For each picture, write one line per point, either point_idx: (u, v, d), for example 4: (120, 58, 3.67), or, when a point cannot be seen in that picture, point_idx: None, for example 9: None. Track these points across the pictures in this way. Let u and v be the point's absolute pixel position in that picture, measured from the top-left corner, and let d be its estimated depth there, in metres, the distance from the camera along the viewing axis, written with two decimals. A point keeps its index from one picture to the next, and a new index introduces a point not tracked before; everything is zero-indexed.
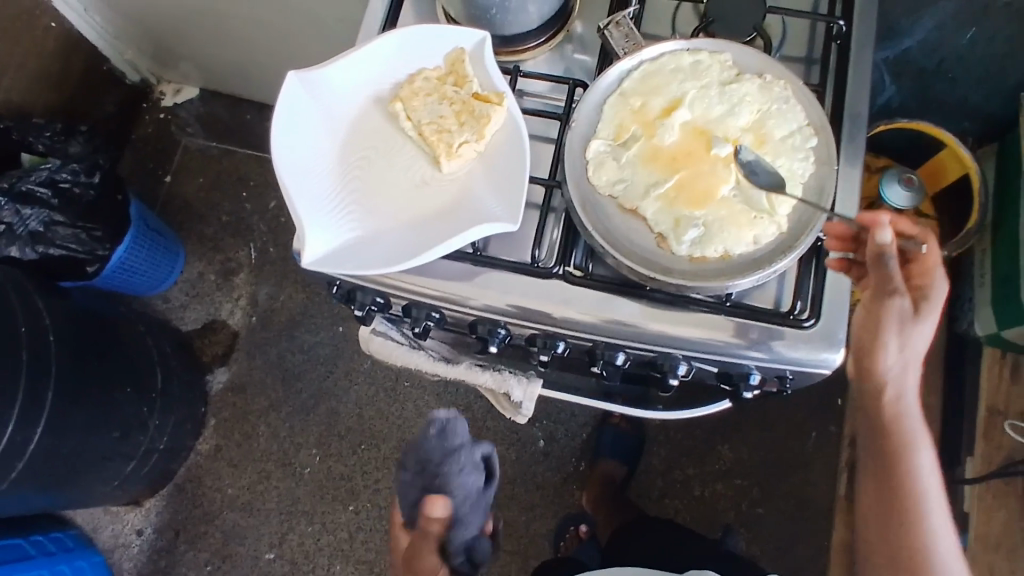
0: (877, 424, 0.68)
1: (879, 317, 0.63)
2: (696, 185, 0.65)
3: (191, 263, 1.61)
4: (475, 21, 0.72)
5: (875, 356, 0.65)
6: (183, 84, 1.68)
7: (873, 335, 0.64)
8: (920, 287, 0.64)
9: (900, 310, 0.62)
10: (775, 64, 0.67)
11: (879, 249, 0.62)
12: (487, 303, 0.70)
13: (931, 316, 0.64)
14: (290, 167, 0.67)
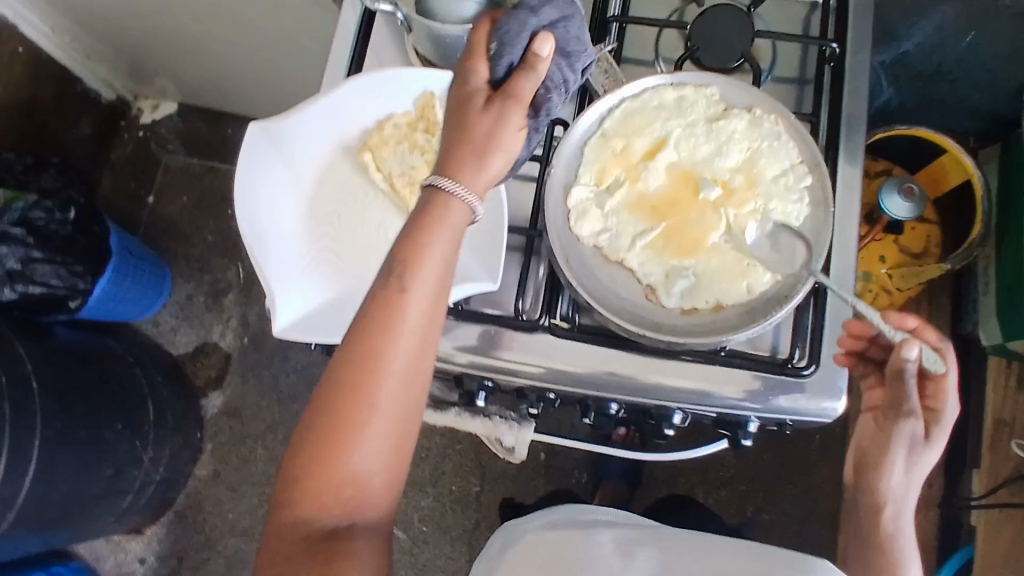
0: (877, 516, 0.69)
1: (889, 435, 0.67)
2: (684, 233, 0.62)
3: (180, 285, 1.58)
4: (446, 59, 0.68)
5: (881, 469, 0.68)
6: (161, 100, 1.64)
7: (881, 451, 0.68)
8: (933, 406, 0.67)
9: (911, 431, 0.66)
10: (765, 98, 0.64)
11: (899, 366, 0.63)
12: (470, 361, 0.66)
13: (940, 436, 0.67)
14: (254, 230, 0.63)
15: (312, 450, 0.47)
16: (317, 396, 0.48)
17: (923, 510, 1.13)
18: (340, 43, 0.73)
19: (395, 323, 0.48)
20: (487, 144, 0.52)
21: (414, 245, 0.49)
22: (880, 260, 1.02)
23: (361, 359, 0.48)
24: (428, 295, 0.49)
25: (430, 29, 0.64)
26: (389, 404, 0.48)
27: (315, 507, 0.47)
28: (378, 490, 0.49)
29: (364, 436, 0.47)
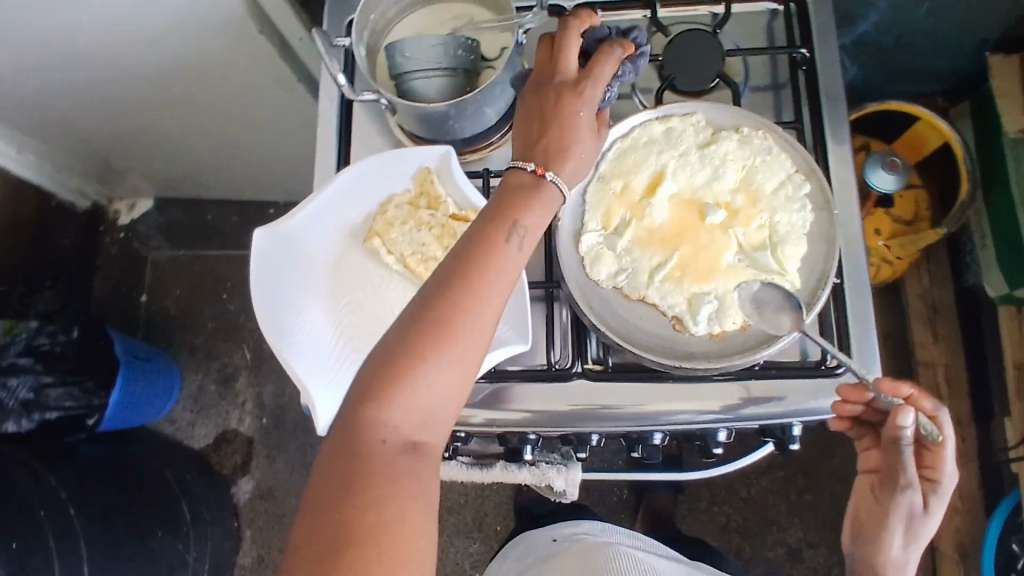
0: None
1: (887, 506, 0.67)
2: (699, 260, 0.63)
3: (189, 378, 1.57)
4: (435, 132, 0.70)
5: (881, 538, 0.68)
6: (136, 199, 1.62)
7: (880, 521, 0.68)
8: (932, 475, 0.67)
9: (908, 502, 0.66)
10: (750, 115, 0.66)
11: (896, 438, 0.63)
12: (513, 420, 0.67)
13: (940, 502, 0.67)
14: (278, 334, 0.63)
15: (412, 359, 0.49)
16: (425, 310, 0.51)
17: (963, 463, 1.15)
18: (325, 134, 0.75)
19: (502, 264, 0.53)
20: (589, 159, 0.60)
21: (524, 208, 0.55)
22: (876, 233, 1.05)
23: (473, 286, 0.52)
24: (527, 254, 0.55)
25: (416, 109, 0.66)
26: (486, 340, 0.52)
27: (399, 413, 0.49)
28: (448, 418, 0.51)
29: (459, 363, 0.51)
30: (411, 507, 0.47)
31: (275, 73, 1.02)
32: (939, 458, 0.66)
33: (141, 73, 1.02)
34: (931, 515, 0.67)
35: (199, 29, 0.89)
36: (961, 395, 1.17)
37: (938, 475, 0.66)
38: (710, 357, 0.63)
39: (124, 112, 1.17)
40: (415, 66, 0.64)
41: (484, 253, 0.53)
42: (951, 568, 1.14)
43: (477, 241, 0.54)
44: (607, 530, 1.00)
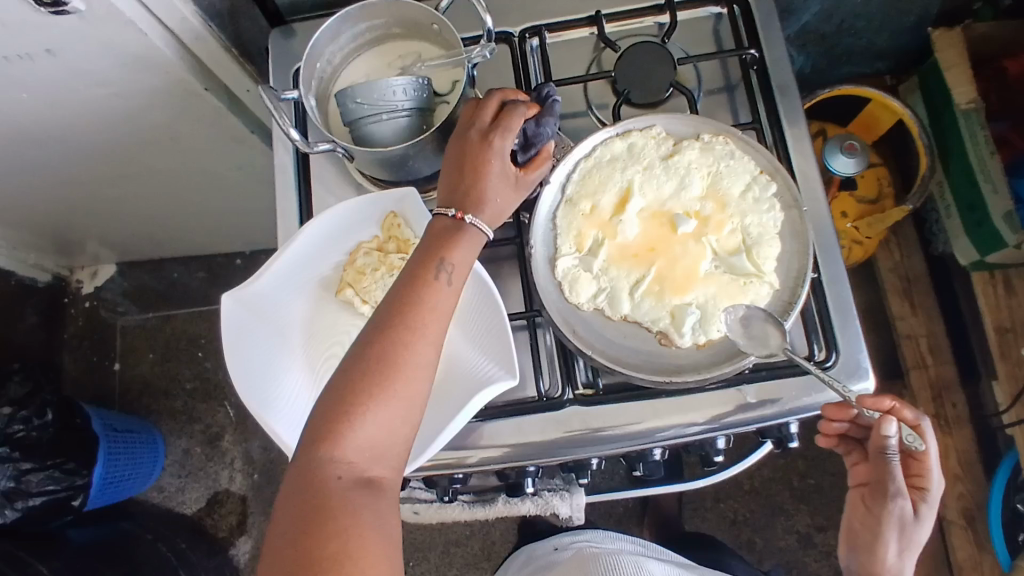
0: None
1: (880, 515, 0.68)
2: (676, 272, 0.63)
3: (173, 443, 1.52)
4: (395, 172, 0.69)
5: (876, 549, 0.69)
6: (98, 265, 1.60)
7: (874, 532, 0.69)
8: (922, 484, 0.68)
9: (900, 511, 0.67)
10: (709, 122, 0.66)
11: (881, 447, 0.64)
12: (512, 455, 0.66)
13: (931, 512, 0.69)
14: (261, 401, 0.61)
15: (355, 395, 0.51)
16: (364, 349, 0.53)
17: (956, 430, 1.15)
18: (284, 185, 0.74)
19: (435, 297, 0.55)
20: (507, 202, 0.61)
21: (452, 237, 0.57)
22: (843, 216, 1.07)
23: (408, 316, 0.54)
24: (459, 282, 0.57)
25: (376, 155, 0.65)
26: (427, 368, 0.53)
27: (348, 450, 0.50)
28: (399, 447, 0.52)
29: (405, 393, 0.52)
30: (368, 539, 0.48)
31: (226, 127, 1.00)
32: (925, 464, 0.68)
33: (87, 143, 1.00)
34: (925, 520, 0.68)
35: (142, 93, 0.87)
36: (946, 363, 1.17)
37: (927, 483, 0.68)
38: (699, 368, 0.63)
39: (76, 183, 1.14)
40: (368, 112, 0.63)
41: (417, 285, 0.55)
42: (960, 535, 1.14)
43: (409, 275, 0.56)
44: (613, 537, 0.94)
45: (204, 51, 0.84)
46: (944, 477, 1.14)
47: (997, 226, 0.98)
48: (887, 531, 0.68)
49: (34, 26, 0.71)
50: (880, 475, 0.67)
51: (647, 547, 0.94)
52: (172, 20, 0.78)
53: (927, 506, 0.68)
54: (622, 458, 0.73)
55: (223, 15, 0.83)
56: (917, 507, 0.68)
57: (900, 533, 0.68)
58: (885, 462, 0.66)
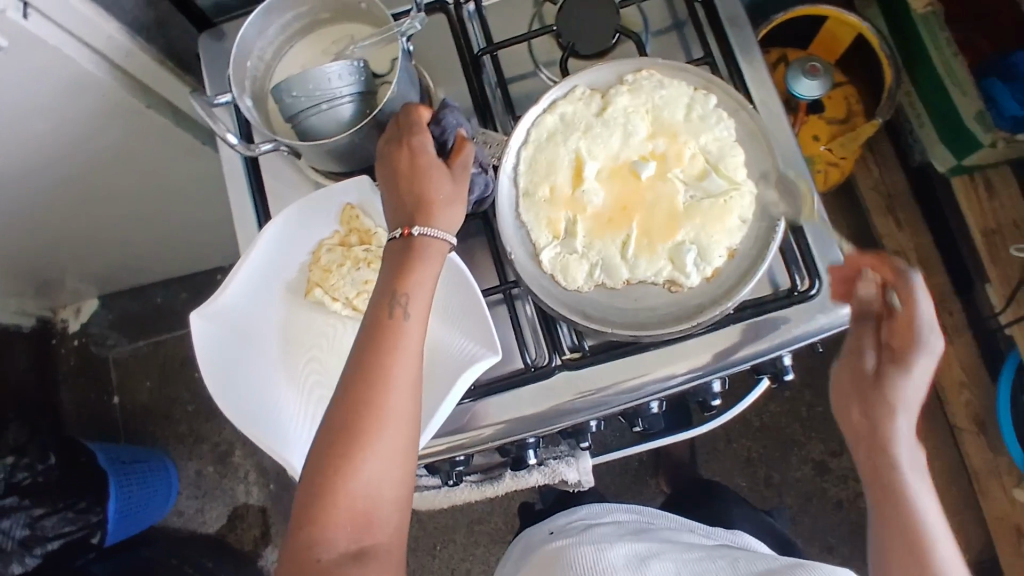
0: (874, 492, 0.62)
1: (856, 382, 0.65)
2: (656, 217, 0.61)
3: (185, 465, 1.52)
4: (348, 163, 0.67)
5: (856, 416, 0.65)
6: (80, 301, 1.58)
7: (852, 401, 0.65)
8: (900, 347, 0.61)
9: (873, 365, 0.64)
10: (627, 62, 0.65)
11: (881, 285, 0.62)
12: (511, 429, 0.65)
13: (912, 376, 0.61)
14: (261, 428, 0.60)
15: (331, 471, 0.52)
16: (333, 422, 0.54)
17: (956, 337, 1.15)
18: (238, 193, 0.72)
19: (396, 344, 0.55)
20: (454, 196, 0.59)
21: (405, 275, 0.57)
22: (816, 140, 1.05)
23: (372, 379, 0.54)
24: (420, 319, 0.57)
25: (321, 147, 0.63)
26: (400, 421, 0.54)
27: (335, 526, 0.52)
28: (385, 504, 0.54)
29: (380, 458, 0.53)
30: None
31: (177, 142, 0.97)
32: (908, 329, 0.60)
33: (40, 179, 0.97)
34: (903, 388, 0.62)
35: (84, 119, 0.85)
36: (937, 274, 1.17)
37: (906, 345, 0.60)
38: (718, 300, 0.62)
39: (39, 222, 1.12)
40: (306, 104, 0.61)
41: (376, 343, 0.55)
42: (973, 442, 1.14)
43: (368, 331, 0.56)
44: (604, 510, 0.90)
45: (138, 68, 0.81)
46: (949, 385, 1.15)
47: (969, 128, 0.96)
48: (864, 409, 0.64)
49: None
50: (857, 343, 0.64)
51: (639, 514, 0.90)
52: (98, 41, 0.75)
53: (903, 371, 0.61)
54: (620, 416, 0.72)
55: (151, 27, 0.81)
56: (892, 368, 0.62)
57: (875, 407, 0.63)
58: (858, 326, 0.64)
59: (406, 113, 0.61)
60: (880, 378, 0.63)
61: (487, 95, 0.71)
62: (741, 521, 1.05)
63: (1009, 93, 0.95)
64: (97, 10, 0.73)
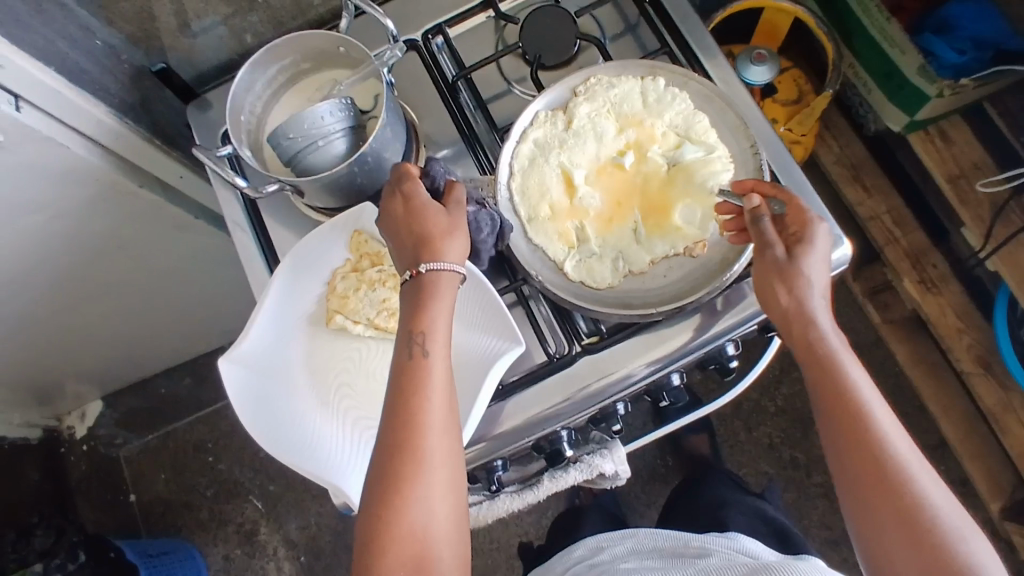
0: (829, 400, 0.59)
1: (776, 278, 0.61)
2: (652, 196, 0.66)
3: (211, 552, 1.49)
4: (347, 198, 0.71)
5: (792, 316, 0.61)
6: (84, 405, 1.57)
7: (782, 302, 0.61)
8: (797, 232, 0.62)
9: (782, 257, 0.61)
10: (573, 77, 0.69)
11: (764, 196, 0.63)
12: (545, 420, 0.67)
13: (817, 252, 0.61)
14: (321, 467, 0.61)
15: (381, 520, 0.56)
16: (375, 473, 0.57)
17: (944, 288, 1.20)
18: (246, 247, 0.75)
19: (422, 380, 0.58)
20: (453, 228, 0.61)
21: (419, 318, 0.60)
22: (775, 122, 1.13)
23: (403, 425, 0.57)
24: (441, 348, 0.60)
25: (322, 181, 0.66)
26: (439, 450, 0.57)
27: (395, 565, 0.55)
28: (440, 533, 0.57)
29: (423, 499, 0.56)
30: None
31: (170, 220, 1.00)
32: (798, 212, 0.63)
33: (41, 277, 0.99)
34: (814, 277, 0.61)
35: (79, 207, 0.88)
36: (912, 231, 1.22)
37: (802, 230, 0.62)
38: (738, 249, 0.65)
39: (39, 323, 1.12)
40: (303, 143, 0.64)
41: (402, 390, 0.58)
42: (983, 383, 1.17)
43: (396, 381, 0.59)
44: (608, 540, 0.94)
45: (128, 148, 0.84)
46: (948, 333, 1.18)
47: (914, 84, 1.03)
48: (809, 355, 0.61)
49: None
50: (768, 281, 0.62)
51: (639, 536, 0.93)
52: (88, 126, 0.79)
53: (810, 259, 0.61)
54: (646, 395, 0.74)
55: (136, 108, 0.84)
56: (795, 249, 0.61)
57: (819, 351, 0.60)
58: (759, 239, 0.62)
59: (396, 170, 0.64)
60: (795, 263, 0.61)
61: (469, 118, 0.75)
62: (738, 521, 1.04)
63: (945, 44, 1.02)
64: (84, 96, 0.77)
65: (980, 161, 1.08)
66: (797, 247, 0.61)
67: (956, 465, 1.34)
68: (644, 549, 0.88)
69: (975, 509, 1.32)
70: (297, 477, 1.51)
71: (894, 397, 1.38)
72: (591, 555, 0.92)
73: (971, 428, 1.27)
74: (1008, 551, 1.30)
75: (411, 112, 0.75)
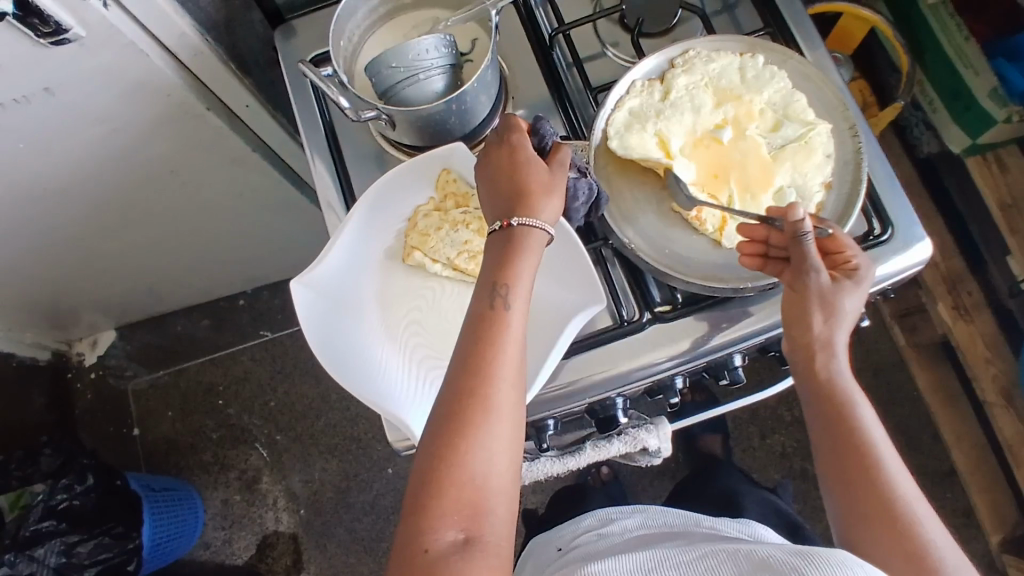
0: (828, 418, 0.61)
1: (807, 302, 0.60)
2: (750, 170, 0.65)
3: (210, 496, 1.48)
4: (435, 138, 0.70)
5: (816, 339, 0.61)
6: (96, 333, 1.55)
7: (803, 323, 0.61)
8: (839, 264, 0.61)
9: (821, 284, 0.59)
10: (672, 48, 0.69)
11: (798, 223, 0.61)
12: (606, 383, 0.66)
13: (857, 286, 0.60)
14: (388, 401, 0.60)
15: (442, 460, 0.53)
16: (439, 415, 0.54)
17: (977, 317, 1.20)
18: (323, 179, 0.74)
19: (499, 328, 0.56)
20: (553, 186, 0.60)
21: (505, 269, 0.58)
22: None
23: (476, 371, 0.55)
24: (522, 300, 0.58)
25: (417, 114, 0.65)
26: (507, 402, 0.55)
27: (447, 514, 0.52)
28: (496, 488, 0.54)
29: (485, 449, 0.54)
30: None
31: (226, 149, 0.98)
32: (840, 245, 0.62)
33: (90, 192, 0.98)
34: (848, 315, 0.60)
35: (141, 120, 0.86)
36: (952, 256, 1.23)
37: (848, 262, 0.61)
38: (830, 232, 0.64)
39: (72, 240, 1.10)
40: (404, 75, 0.64)
41: (477, 336, 0.56)
42: (1003, 414, 1.18)
43: (471, 327, 0.57)
44: (615, 513, 0.83)
45: (205, 69, 0.83)
46: (976, 361, 1.19)
47: (984, 105, 1.04)
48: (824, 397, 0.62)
49: (29, 58, 0.70)
50: (802, 307, 0.60)
51: (652, 513, 0.81)
52: (171, 39, 0.77)
53: (852, 293, 0.60)
54: (705, 372, 0.74)
55: (220, 27, 0.83)
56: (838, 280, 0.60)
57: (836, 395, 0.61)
58: (795, 269, 0.60)
59: (504, 121, 0.64)
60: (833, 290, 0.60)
61: (562, 77, 0.75)
62: (751, 506, 1.05)
63: (1017, 71, 1.03)
64: (173, 6, 0.75)
65: None
66: (845, 279, 0.60)
67: (962, 494, 1.35)
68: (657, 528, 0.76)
69: (976, 541, 1.33)
70: (307, 430, 1.50)
71: (909, 420, 1.39)
72: (595, 528, 0.80)
73: (985, 459, 1.27)
74: None
75: (505, 65, 0.74)
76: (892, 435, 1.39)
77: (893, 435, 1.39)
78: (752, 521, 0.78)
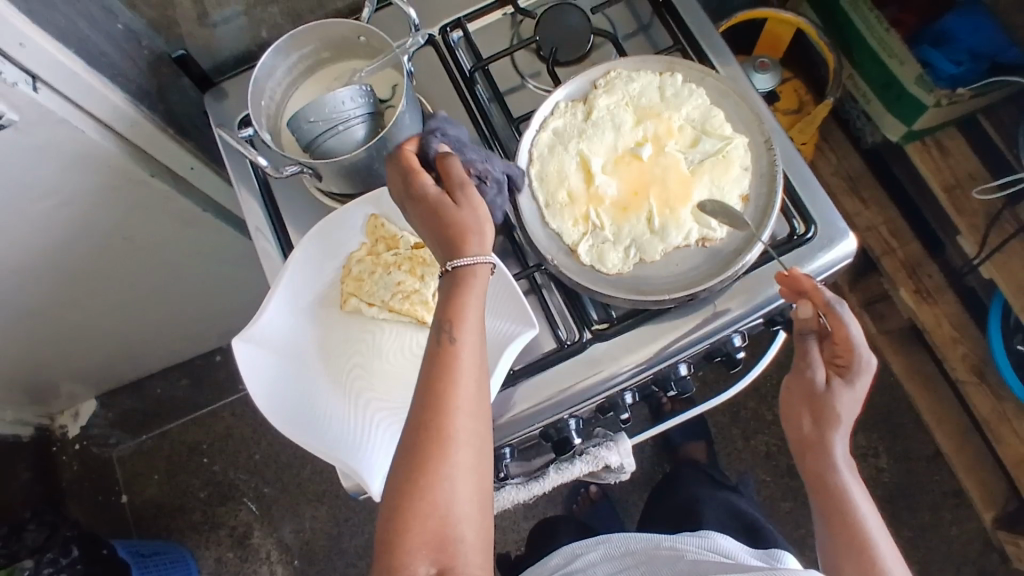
0: (813, 484, 0.71)
1: (801, 395, 0.69)
2: (670, 185, 0.67)
3: (202, 556, 1.47)
4: (361, 184, 0.72)
5: (806, 425, 0.69)
6: (77, 404, 1.54)
7: (797, 409, 0.70)
8: (845, 361, 0.66)
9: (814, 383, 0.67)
10: (593, 70, 0.71)
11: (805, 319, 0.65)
12: (552, 406, 0.67)
13: (854, 384, 0.67)
14: (329, 446, 0.61)
15: (406, 499, 0.53)
16: (401, 454, 0.54)
17: (940, 298, 1.21)
18: (261, 236, 0.76)
19: (453, 361, 0.55)
20: (479, 218, 0.59)
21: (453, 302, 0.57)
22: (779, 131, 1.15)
23: (433, 406, 0.54)
24: (473, 329, 0.57)
25: (338, 164, 0.67)
26: (469, 432, 0.55)
27: (418, 551, 0.52)
28: (466, 517, 0.54)
29: (449, 482, 0.53)
30: None
31: (178, 213, 1.00)
32: (847, 342, 0.65)
33: (47, 269, 0.99)
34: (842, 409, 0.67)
35: (87, 194, 0.88)
36: (910, 241, 1.24)
37: (850, 362, 0.66)
38: (750, 239, 0.66)
39: (37, 317, 1.11)
40: (323, 128, 0.65)
41: (430, 372, 0.55)
42: (976, 391, 1.19)
43: (426, 364, 0.56)
44: (576, 551, 0.82)
45: (143, 138, 0.85)
46: (944, 342, 1.20)
47: (912, 92, 1.07)
48: (817, 482, 0.70)
49: None
50: (796, 410, 0.70)
51: (611, 543, 0.80)
52: (104, 112, 0.79)
53: (845, 393, 0.66)
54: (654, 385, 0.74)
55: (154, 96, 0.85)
56: (832, 379, 0.67)
57: (829, 482, 0.69)
58: (793, 378, 0.69)
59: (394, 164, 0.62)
60: (826, 392, 0.67)
61: (484, 110, 0.76)
62: (708, 514, 1.05)
63: (944, 56, 1.05)
64: (102, 81, 0.77)
65: (975, 172, 1.10)
66: (837, 378, 0.67)
67: (949, 475, 1.36)
68: (616, 561, 0.76)
69: (967, 520, 1.33)
70: (293, 480, 1.50)
71: (888, 407, 1.40)
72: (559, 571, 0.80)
73: (966, 439, 1.28)
74: (999, 561, 1.31)
75: (427, 106, 0.76)
76: (873, 424, 1.40)
77: (874, 423, 1.40)
78: (707, 533, 0.78)
